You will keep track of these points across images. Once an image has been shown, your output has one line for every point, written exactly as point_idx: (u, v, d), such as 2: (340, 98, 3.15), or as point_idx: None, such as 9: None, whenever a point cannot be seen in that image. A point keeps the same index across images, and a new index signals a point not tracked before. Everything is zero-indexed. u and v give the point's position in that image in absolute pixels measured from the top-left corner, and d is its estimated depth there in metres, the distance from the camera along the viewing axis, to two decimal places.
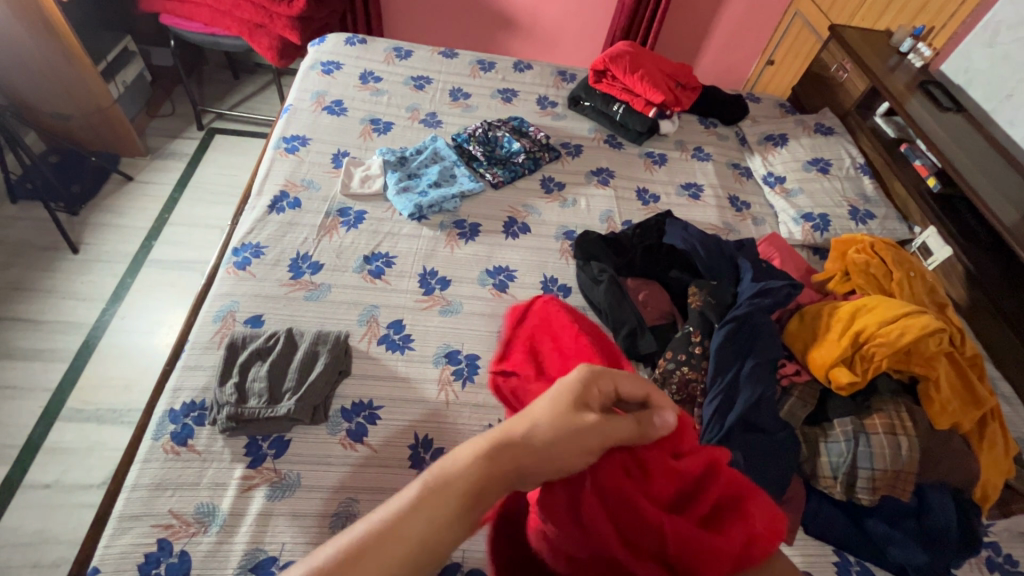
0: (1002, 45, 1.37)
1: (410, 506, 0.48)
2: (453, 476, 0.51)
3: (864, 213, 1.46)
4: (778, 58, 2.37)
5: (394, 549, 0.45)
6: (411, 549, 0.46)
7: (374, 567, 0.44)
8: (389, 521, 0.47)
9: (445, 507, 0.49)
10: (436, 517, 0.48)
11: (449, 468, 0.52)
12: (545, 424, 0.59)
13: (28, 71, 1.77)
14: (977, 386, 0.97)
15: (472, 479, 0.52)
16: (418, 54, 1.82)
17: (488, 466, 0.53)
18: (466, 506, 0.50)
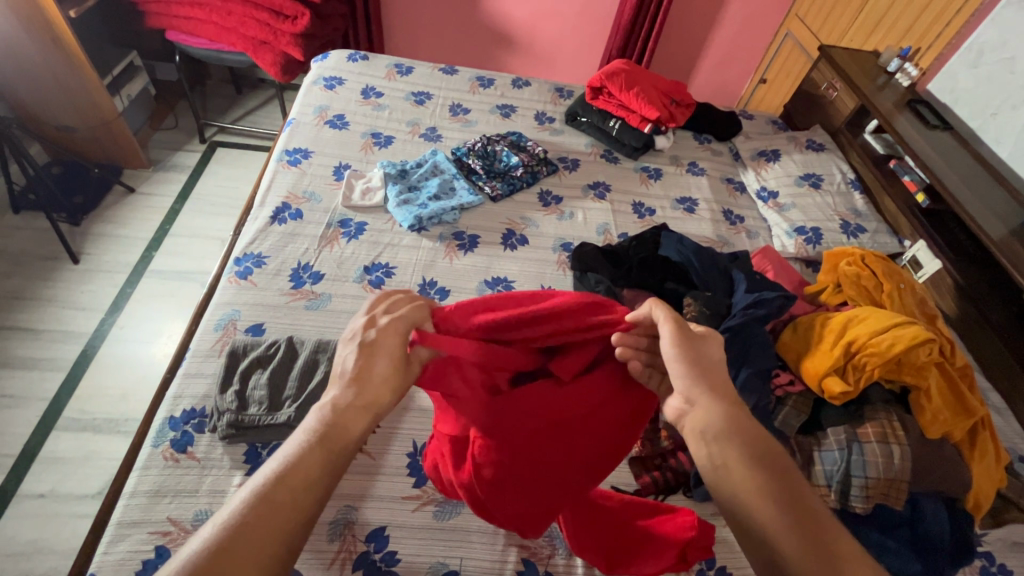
0: (986, 65, 1.42)
1: (304, 451, 0.56)
2: (336, 420, 0.59)
3: (856, 226, 1.49)
4: (770, 77, 2.43)
5: (301, 481, 0.53)
6: (318, 477, 0.55)
7: (287, 500, 0.52)
8: (290, 465, 0.54)
9: (334, 444, 0.57)
10: (326, 454, 0.56)
11: (327, 419, 0.59)
12: (362, 351, 0.65)
13: (36, 84, 1.80)
14: (967, 395, 0.99)
15: (358, 418, 0.60)
16: (419, 71, 1.86)
17: (349, 410, 0.60)
18: (354, 437, 0.59)
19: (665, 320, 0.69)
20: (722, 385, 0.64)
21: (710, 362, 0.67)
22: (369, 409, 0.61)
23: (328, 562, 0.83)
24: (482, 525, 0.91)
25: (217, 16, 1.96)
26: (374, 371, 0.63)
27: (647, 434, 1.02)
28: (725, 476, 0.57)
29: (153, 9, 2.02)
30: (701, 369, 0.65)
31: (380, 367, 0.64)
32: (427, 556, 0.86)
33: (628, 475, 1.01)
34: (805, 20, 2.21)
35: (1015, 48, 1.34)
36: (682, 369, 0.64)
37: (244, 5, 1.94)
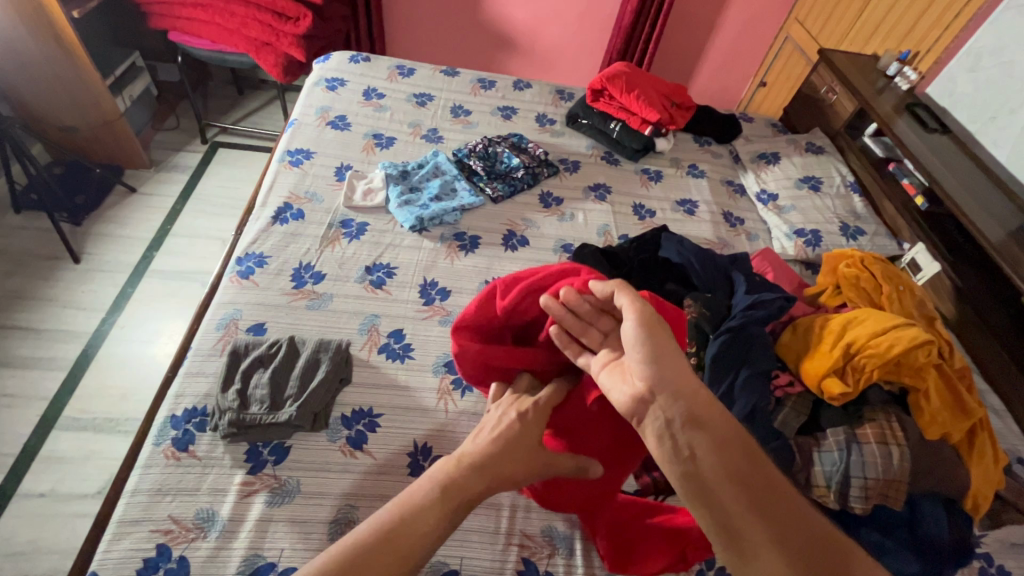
0: (984, 69, 1.43)
1: (430, 498, 0.67)
2: (460, 484, 0.69)
3: (855, 229, 1.50)
4: (769, 80, 2.44)
5: (417, 526, 0.64)
6: (433, 530, 0.65)
7: (404, 539, 0.63)
8: (415, 501, 0.66)
9: (449, 504, 0.67)
10: (444, 509, 0.66)
11: (456, 472, 0.70)
12: (505, 427, 0.76)
13: (38, 85, 1.81)
14: (965, 397, 0.99)
15: (476, 482, 0.70)
16: (421, 72, 1.86)
17: (473, 475, 0.70)
18: (468, 501, 0.68)
19: (628, 303, 0.75)
20: (685, 380, 0.70)
21: (673, 353, 0.72)
22: (490, 478, 0.71)
23: None
24: (482, 525, 0.91)
25: (219, 17, 1.97)
26: (503, 443, 0.74)
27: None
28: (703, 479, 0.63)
29: (155, 10, 2.03)
30: (665, 367, 0.71)
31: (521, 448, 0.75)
32: (427, 556, 0.86)
33: (628, 474, 1.01)
34: (804, 23, 2.22)
35: (1013, 52, 1.35)
36: (643, 356, 0.71)
37: (246, 6, 1.94)
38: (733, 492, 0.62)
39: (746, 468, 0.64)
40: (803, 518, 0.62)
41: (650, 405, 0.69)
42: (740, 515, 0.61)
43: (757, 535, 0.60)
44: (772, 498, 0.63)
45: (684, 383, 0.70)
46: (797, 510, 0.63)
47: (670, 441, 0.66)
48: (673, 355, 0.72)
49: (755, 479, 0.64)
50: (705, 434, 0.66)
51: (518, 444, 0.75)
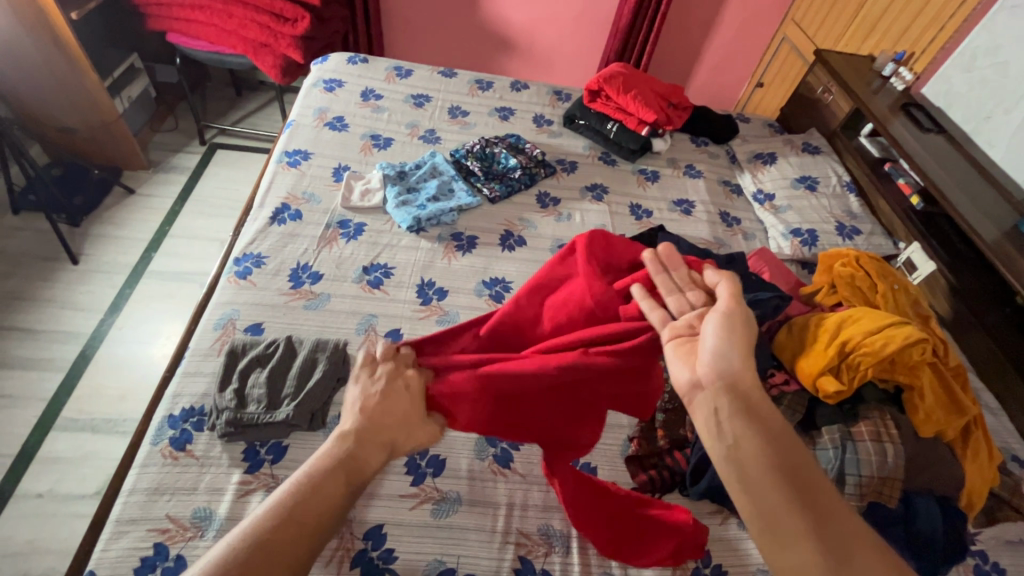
0: (980, 69, 1.43)
1: (323, 477, 0.64)
2: (354, 458, 0.68)
3: (851, 228, 1.50)
4: (766, 81, 2.45)
5: (312, 505, 0.62)
6: (333, 501, 0.64)
7: (304, 520, 0.60)
8: (313, 480, 0.64)
9: (347, 478, 0.66)
10: (342, 484, 0.65)
11: (355, 445, 0.69)
12: (397, 400, 0.77)
13: (36, 87, 1.81)
14: (959, 395, 1.00)
15: (370, 454, 0.70)
16: (418, 73, 1.87)
17: (373, 448, 0.70)
18: (364, 470, 0.68)
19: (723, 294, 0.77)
20: (744, 374, 0.67)
21: (742, 343, 0.71)
22: (386, 445, 0.72)
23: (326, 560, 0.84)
24: (479, 524, 0.91)
25: (217, 18, 1.97)
26: (388, 410, 0.75)
27: (643, 433, 1.04)
28: (746, 465, 0.60)
29: (154, 12, 2.04)
30: (727, 359, 0.68)
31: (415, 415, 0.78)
32: (425, 554, 0.86)
33: (625, 473, 1.01)
34: (801, 24, 2.24)
35: (1008, 52, 1.36)
36: (713, 347, 0.69)
37: (245, 8, 1.95)
38: (776, 483, 0.58)
39: (799, 461, 0.60)
40: (846, 527, 0.57)
41: (704, 392, 0.67)
42: (786, 514, 0.57)
43: (799, 533, 0.56)
44: (825, 507, 0.58)
45: (745, 372, 0.67)
46: (861, 528, 0.57)
47: (718, 423, 0.63)
48: (741, 340, 0.71)
49: (808, 477, 0.59)
50: (761, 423, 0.63)
51: (398, 406, 0.77)
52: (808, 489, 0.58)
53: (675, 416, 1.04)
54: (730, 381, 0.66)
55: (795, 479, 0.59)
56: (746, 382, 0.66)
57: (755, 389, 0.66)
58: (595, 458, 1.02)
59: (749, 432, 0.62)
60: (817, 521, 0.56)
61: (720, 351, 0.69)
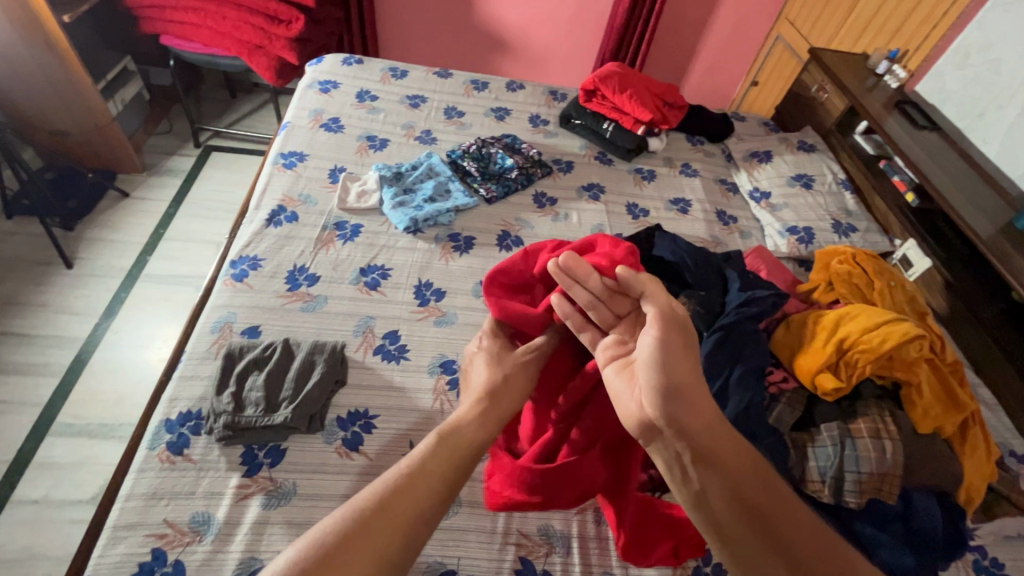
0: (973, 67, 1.44)
1: (428, 457, 0.72)
2: (454, 431, 0.77)
3: (847, 226, 1.51)
4: (761, 79, 2.46)
5: (418, 483, 0.69)
6: (434, 485, 0.69)
7: (408, 498, 0.66)
8: (419, 462, 0.71)
9: (451, 452, 0.74)
10: (448, 460, 0.73)
11: (454, 427, 0.78)
12: (488, 389, 0.86)
13: (29, 90, 1.80)
14: (956, 390, 1.00)
15: (471, 429, 0.78)
16: (414, 74, 1.87)
17: (476, 426, 0.79)
18: (465, 447, 0.76)
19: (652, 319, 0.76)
20: (695, 404, 0.70)
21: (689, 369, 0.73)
22: (488, 423, 0.81)
23: None
24: (480, 526, 0.91)
25: (211, 20, 1.96)
26: (490, 393, 0.85)
27: None
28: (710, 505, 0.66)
29: (146, 14, 2.02)
30: (678, 393, 0.70)
31: (506, 394, 0.86)
32: (424, 556, 0.86)
33: None
34: (795, 23, 2.24)
35: (1000, 50, 1.37)
36: (657, 381, 0.71)
37: (238, 9, 1.94)
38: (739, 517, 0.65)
39: (754, 488, 0.67)
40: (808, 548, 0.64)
41: (657, 430, 0.71)
42: (747, 541, 0.64)
43: (760, 552, 0.64)
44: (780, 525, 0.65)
45: (700, 406, 0.70)
46: (814, 541, 0.65)
47: (681, 465, 0.68)
48: (687, 365, 0.73)
49: (763, 499, 0.66)
50: (720, 456, 0.67)
51: (499, 383, 0.87)
52: (767, 518, 0.65)
53: None
54: (687, 418, 0.69)
55: (751, 513, 0.65)
56: (702, 419, 0.69)
57: (713, 421, 0.69)
58: None
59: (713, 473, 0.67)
60: (774, 539, 0.64)
61: (673, 387, 0.70)
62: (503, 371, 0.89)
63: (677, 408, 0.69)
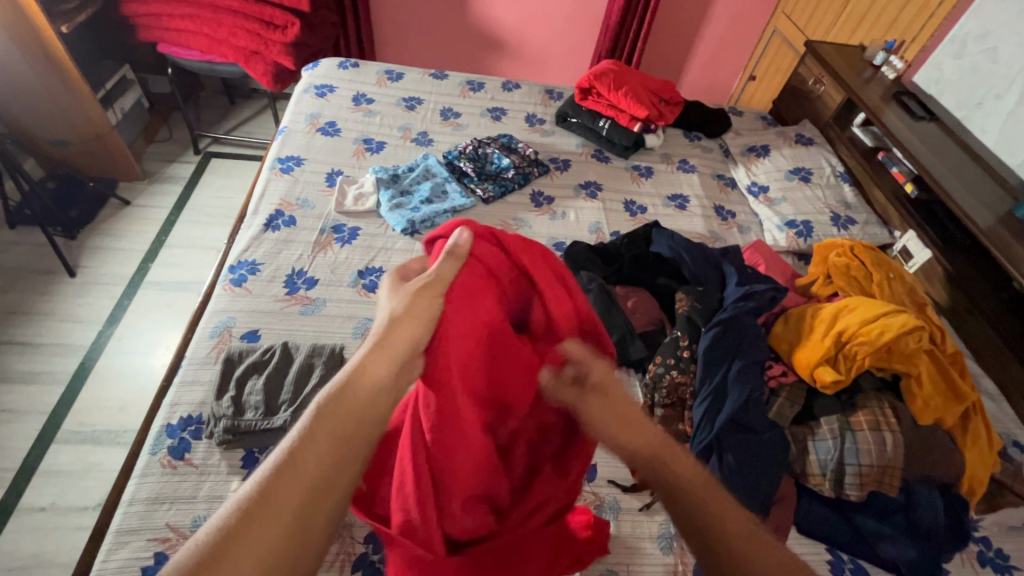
0: (969, 56, 1.43)
1: (321, 415, 0.55)
2: (350, 383, 0.58)
3: (845, 219, 1.50)
4: (758, 74, 2.46)
5: (311, 459, 0.52)
6: (332, 446, 0.53)
7: (299, 472, 0.51)
8: (305, 433, 0.53)
9: (349, 407, 0.56)
10: (345, 413, 0.55)
11: (347, 373, 0.59)
12: (389, 317, 0.65)
13: (28, 100, 1.81)
14: (956, 380, 1.00)
15: (376, 368, 0.60)
16: (409, 76, 1.87)
17: (377, 367, 0.60)
18: (368, 398, 0.58)
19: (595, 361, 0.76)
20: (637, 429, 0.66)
21: (625, 406, 0.68)
22: (393, 359, 0.62)
23: (327, 564, 0.84)
24: None
25: (207, 28, 1.97)
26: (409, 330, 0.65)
27: None
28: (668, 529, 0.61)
29: (143, 22, 2.04)
30: (622, 432, 0.66)
31: (415, 318, 0.66)
32: None
33: (625, 470, 1.01)
34: (791, 16, 2.24)
35: (997, 38, 1.36)
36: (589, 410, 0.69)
37: (234, 16, 1.95)
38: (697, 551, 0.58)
39: (726, 518, 0.59)
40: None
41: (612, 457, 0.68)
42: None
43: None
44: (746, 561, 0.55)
45: (642, 432, 0.66)
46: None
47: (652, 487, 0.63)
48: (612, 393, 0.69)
49: (747, 535, 0.57)
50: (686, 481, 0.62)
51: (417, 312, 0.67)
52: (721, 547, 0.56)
53: (673, 412, 1.04)
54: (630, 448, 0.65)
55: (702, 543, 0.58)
56: (649, 445, 0.64)
57: (656, 442, 0.65)
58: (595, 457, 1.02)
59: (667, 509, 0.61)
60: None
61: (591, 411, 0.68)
62: (412, 298, 0.67)
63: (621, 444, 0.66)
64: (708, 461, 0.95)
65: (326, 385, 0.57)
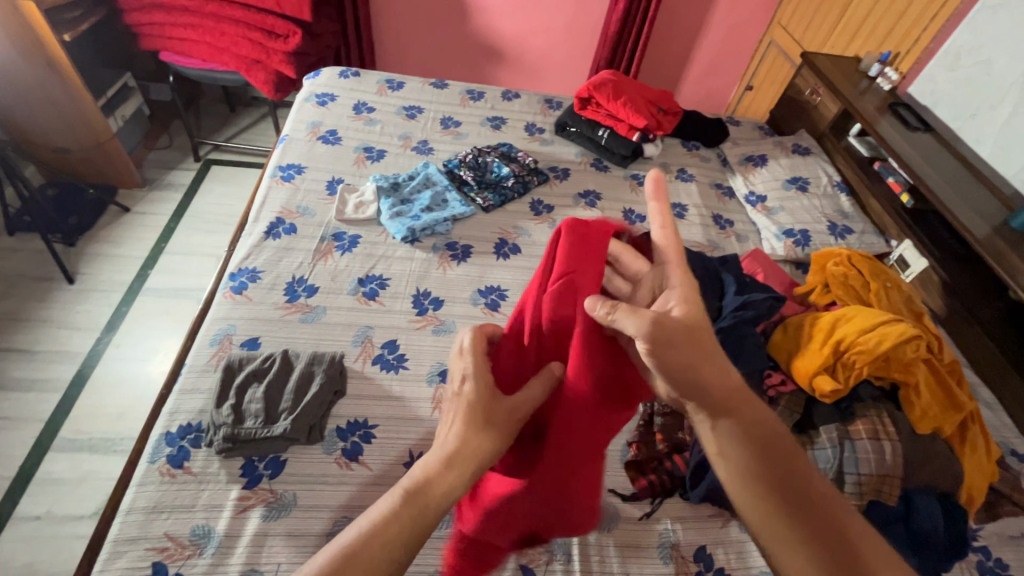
0: (963, 68, 1.45)
1: (392, 513, 0.58)
2: (424, 485, 0.60)
3: (843, 228, 1.52)
4: (755, 84, 2.48)
5: (371, 552, 0.55)
6: (392, 548, 0.56)
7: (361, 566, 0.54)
8: (376, 524, 0.57)
9: (416, 512, 0.59)
10: (413, 519, 0.58)
11: (420, 479, 0.61)
12: (465, 418, 0.65)
13: (30, 108, 1.82)
14: (954, 390, 1.00)
15: (445, 478, 0.61)
16: (410, 85, 1.89)
17: (448, 476, 0.61)
18: (434, 506, 0.60)
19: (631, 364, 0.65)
20: (716, 380, 0.62)
21: (703, 345, 0.63)
22: (464, 471, 0.62)
23: None
24: None
25: (210, 37, 1.99)
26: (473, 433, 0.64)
27: (643, 437, 1.04)
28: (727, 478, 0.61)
29: (145, 31, 2.05)
30: (692, 377, 0.61)
31: (488, 429, 0.65)
32: (423, 566, 0.86)
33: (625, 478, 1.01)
34: (787, 28, 2.27)
35: (990, 51, 1.38)
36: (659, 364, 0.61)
37: (236, 25, 1.97)
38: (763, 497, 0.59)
39: (780, 464, 0.61)
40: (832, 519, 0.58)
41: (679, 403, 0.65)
42: (774, 524, 0.58)
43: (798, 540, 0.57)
44: (810, 503, 0.59)
45: (715, 374, 0.62)
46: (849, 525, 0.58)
47: (707, 430, 0.62)
48: (699, 344, 0.63)
49: (797, 482, 0.60)
50: (744, 431, 0.62)
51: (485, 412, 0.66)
52: (790, 489, 0.59)
53: (674, 420, 1.05)
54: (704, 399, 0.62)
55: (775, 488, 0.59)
56: (721, 390, 0.62)
57: (730, 392, 0.63)
58: None
59: (741, 461, 0.60)
60: (802, 512, 0.58)
61: (676, 367, 0.61)
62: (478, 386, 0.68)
63: (689, 383, 0.62)
64: (708, 468, 0.95)
65: (400, 484, 0.61)
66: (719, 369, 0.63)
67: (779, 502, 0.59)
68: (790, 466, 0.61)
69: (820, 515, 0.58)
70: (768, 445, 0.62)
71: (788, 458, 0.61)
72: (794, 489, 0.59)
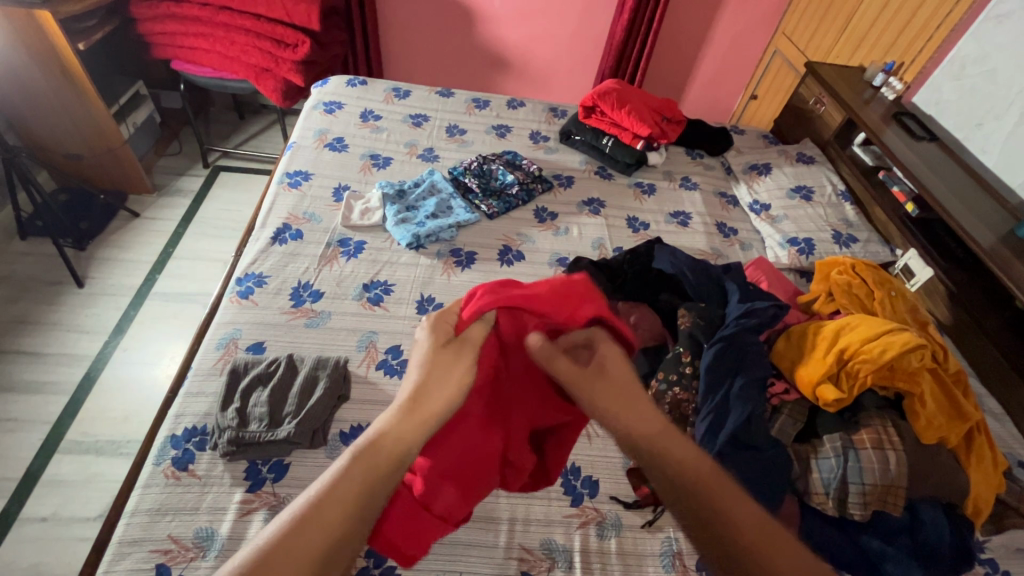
0: (969, 78, 1.46)
1: (349, 470, 0.57)
2: (378, 440, 0.60)
3: (847, 237, 1.52)
4: (760, 93, 2.50)
5: (337, 506, 0.54)
6: (357, 501, 0.55)
7: (322, 527, 0.53)
8: (335, 484, 0.55)
9: (376, 467, 0.58)
10: (370, 474, 0.57)
11: (374, 435, 0.60)
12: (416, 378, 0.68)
13: (46, 116, 1.87)
14: (960, 400, 0.99)
15: (404, 429, 0.62)
16: (416, 94, 1.91)
17: (405, 429, 0.62)
18: (396, 457, 0.60)
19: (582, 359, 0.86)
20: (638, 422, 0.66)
21: (626, 392, 0.69)
22: (421, 421, 0.64)
23: None
24: (481, 540, 0.91)
25: (221, 46, 2.02)
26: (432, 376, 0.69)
27: None
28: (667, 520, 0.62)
29: (158, 40, 2.08)
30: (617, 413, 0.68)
31: (443, 385, 0.68)
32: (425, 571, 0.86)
33: (626, 485, 1.01)
34: (792, 37, 2.28)
35: (996, 61, 1.38)
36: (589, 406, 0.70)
37: (246, 34, 2.00)
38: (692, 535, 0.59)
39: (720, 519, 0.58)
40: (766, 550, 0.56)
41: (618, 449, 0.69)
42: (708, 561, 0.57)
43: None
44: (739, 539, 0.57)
45: (643, 416, 0.67)
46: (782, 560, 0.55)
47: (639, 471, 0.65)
48: (620, 390, 0.70)
49: (723, 517, 0.59)
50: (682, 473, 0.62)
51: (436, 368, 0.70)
52: (717, 524, 0.58)
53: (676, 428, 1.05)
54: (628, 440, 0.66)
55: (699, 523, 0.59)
56: (643, 430, 0.66)
57: (656, 430, 0.66)
58: (596, 472, 1.02)
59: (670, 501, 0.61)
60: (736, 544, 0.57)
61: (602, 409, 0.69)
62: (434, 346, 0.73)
63: (617, 430, 0.67)
64: None
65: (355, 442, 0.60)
66: (646, 410, 0.68)
67: (707, 541, 0.58)
68: (730, 521, 0.58)
69: (746, 544, 0.57)
70: (699, 481, 0.61)
71: (716, 491, 0.60)
72: (719, 524, 0.58)
